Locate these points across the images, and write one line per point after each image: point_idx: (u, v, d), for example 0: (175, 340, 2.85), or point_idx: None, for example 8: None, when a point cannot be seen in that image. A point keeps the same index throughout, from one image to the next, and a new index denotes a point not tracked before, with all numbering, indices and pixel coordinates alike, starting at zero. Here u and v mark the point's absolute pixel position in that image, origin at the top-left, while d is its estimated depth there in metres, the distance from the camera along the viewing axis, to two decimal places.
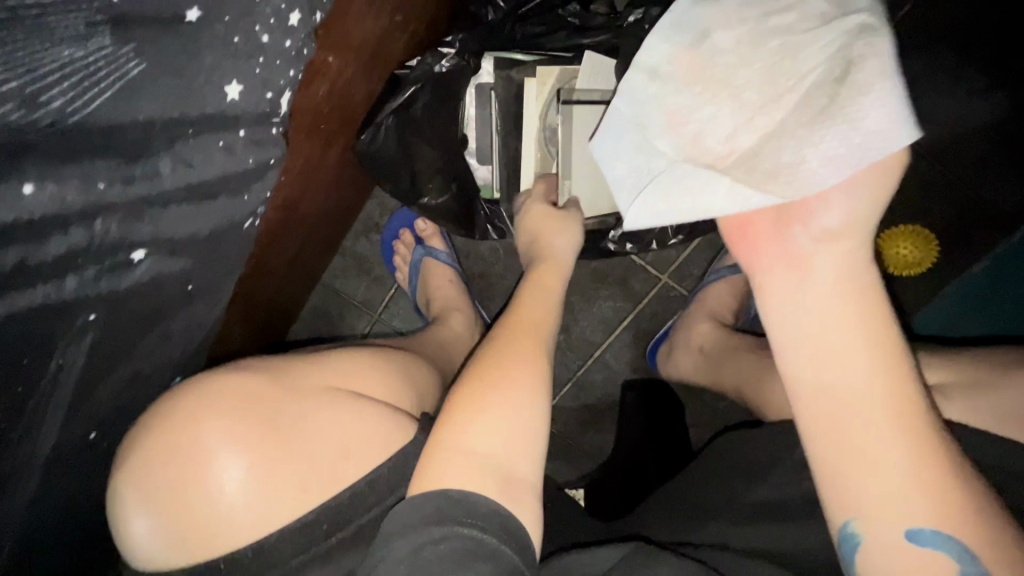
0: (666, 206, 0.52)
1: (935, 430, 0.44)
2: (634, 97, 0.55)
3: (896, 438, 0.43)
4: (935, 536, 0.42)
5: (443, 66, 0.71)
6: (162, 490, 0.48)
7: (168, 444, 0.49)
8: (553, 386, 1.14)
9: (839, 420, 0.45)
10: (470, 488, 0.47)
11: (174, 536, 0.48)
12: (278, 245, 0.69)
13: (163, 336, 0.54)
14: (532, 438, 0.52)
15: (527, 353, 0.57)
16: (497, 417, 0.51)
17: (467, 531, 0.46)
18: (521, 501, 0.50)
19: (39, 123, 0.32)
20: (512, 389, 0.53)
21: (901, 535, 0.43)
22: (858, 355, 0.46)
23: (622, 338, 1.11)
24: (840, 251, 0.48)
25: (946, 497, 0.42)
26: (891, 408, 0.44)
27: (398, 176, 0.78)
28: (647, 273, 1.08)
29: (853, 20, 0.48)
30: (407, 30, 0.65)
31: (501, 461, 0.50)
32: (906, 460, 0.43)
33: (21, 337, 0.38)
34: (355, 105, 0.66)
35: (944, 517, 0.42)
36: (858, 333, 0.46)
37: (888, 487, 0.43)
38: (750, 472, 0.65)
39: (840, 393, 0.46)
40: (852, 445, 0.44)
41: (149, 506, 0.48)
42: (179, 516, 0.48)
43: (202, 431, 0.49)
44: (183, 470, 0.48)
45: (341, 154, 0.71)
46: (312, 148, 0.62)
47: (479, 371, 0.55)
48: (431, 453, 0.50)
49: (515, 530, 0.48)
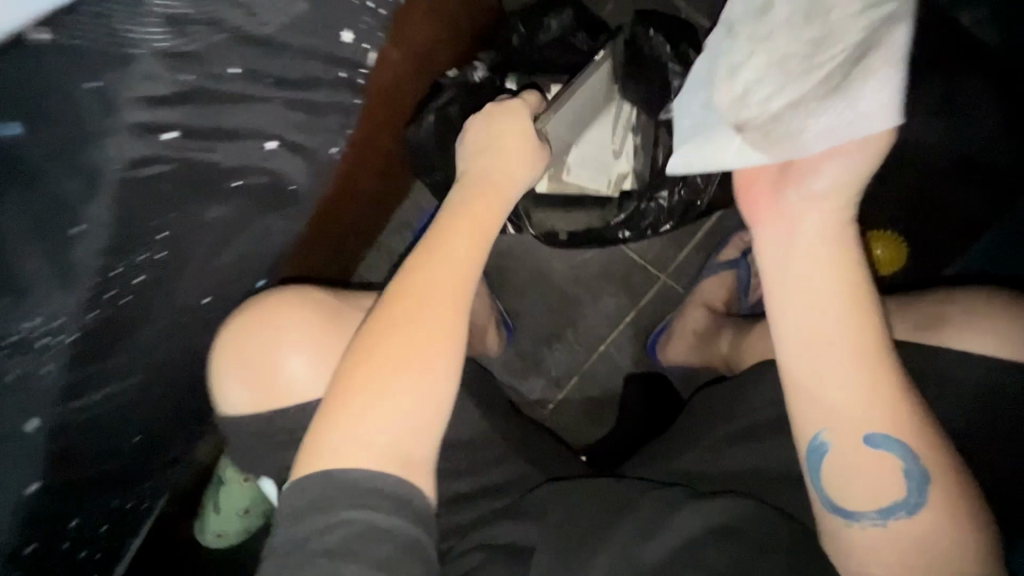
0: (697, 158, 0.65)
1: (898, 360, 0.53)
2: (710, 54, 0.67)
3: (865, 365, 0.52)
4: (886, 441, 0.51)
5: (478, 75, 0.84)
6: (250, 367, 0.59)
7: (256, 323, 0.59)
8: (561, 378, 1.23)
9: (825, 351, 0.53)
10: (352, 470, 0.49)
11: (259, 395, 0.59)
12: (334, 219, 0.81)
13: (267, 233, 0.55)
14: (426, 394, 0.52)
15: (443, 305, 0.54)
16: (387, 396, 0.50)
17: (356, 511, 0.48)
18: (417, 463, 0.51)
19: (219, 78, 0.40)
20: (413, 348, 0.52)
21: (862, 443, 0.52)
22: (843, 300, 0.54)
23: (624, 333, 1.22)
24: (833, 213, 0.55)
25: (904, 411, 0.51)
26: (862, 342, 0.53)
27: (433, 170, 0.87)
28: (647, 271, 1.21)
29: (886, 8, 0.56)
30: (449, 46, 0.83)
31: (398, 428, 0.50)
32: (869, 383, 0.52)
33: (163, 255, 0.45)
34: (404, 103, 0.81)
35: (898, 426, 0.51)
36: (844, 279, 0.54)
37: (855, 405, 0.52)
38: (726, 413, 0.73)
39: (818, 328, 0.54)
40: (827, 372, 0.53)
41: (240, 367, 0.59)
42: (263, 378, 0.59)
43: (284, 316, 0.59)
44: (267, 356, 0.59)
45: (389, 145, 0.85)
46: (370, 128, 0.73)
47: (364, 347, 0.52)
48: (318, 433, 0.51)
49: (406, 511, 0.49)
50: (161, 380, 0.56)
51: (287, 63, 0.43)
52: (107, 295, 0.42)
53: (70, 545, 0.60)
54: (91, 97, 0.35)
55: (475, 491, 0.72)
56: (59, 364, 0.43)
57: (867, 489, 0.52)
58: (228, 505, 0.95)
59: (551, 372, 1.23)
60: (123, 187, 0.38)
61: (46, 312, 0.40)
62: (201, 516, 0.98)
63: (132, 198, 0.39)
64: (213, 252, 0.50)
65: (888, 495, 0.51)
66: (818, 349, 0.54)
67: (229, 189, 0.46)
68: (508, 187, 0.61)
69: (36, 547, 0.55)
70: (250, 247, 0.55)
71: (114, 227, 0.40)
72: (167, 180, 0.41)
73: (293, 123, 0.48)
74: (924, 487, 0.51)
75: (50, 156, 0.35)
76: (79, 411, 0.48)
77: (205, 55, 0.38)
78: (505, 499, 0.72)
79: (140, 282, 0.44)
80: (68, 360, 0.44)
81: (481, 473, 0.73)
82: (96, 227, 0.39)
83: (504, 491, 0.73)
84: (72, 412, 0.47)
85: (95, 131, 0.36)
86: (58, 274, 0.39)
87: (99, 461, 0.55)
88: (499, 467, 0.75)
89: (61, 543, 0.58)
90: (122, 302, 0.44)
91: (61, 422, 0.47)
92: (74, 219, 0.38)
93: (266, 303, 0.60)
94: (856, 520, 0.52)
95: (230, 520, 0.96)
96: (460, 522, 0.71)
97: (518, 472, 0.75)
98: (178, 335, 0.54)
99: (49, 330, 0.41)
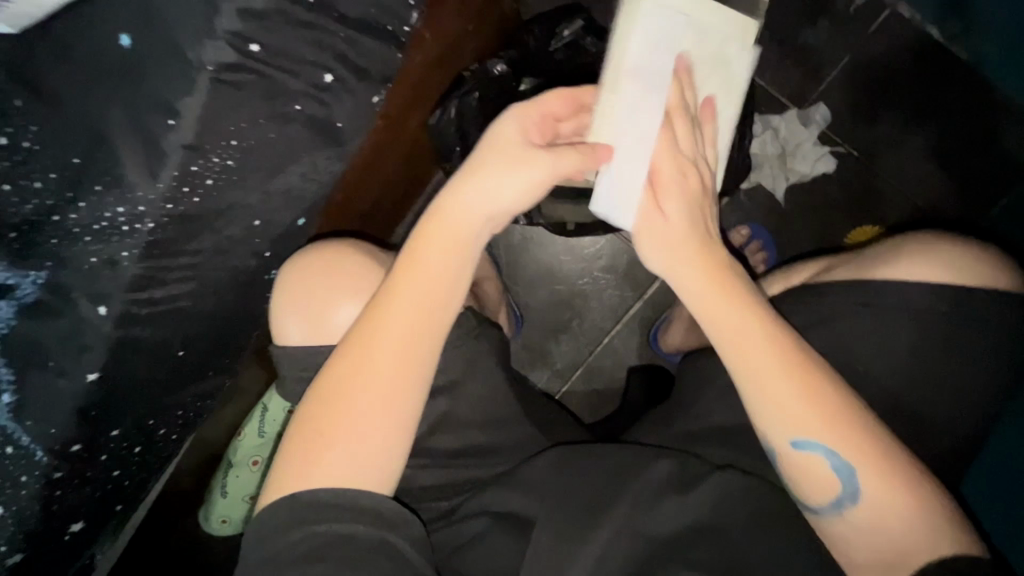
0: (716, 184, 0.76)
1: (807, 365, 0.57)
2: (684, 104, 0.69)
3: (788, 378, 0.56)
4: (813, 444, 0.56)
5: (498, 69, 0.91)
6: (311, 302, 0.65)
7: (324, 261, 0.66)
8: (566, 370, 1.24)
9: (736, 372, 0.58)
10: (320, 487, 0.54)
11: (316, 329, 0.65)
12: (356, 194, 0.86)
13: (319, 171, 0.60)
14: (398, 428, 0.57)
15: (399, 350, 0.57)
16: (354, 427, 0.56)
17: (321, 526, 0.53)
18: (375, 474, 0.56)
19: (290, 10, 0.48)
20: (368, 395, 0.56)
21: (790, 447, 0.57)
22: (740, 323, 0.58)
23: (629, 325, 1.22)
24: (696, 241, 0.60)
25: (818, 415, 0.55)
26: (782, 358, 0.57)
27: (452, 156, 0.95)
28: (650, 266, 1.22)
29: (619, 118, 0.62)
30: (474, 41, 0.91)
31: (367, 447, 0.56)
32: (792, 397, 0.56)
33: (222, 172, 0.52)
34: (432, 87, 0.88)
35: (819, 428, 0.55)
36: (730, 300, 0.59)
37: (790, 419, 0.56)
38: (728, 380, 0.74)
39: (743, 349, 0.57)
40: (761, 389, 0.57)
41: (299, 308, 0.65)
42: (319, 315, 0.64)
43: (346, 261, 0.67)
44: (326, 297, 0.65)
45: (415, 129, 0.91)
46: (396, 107, 0.80)
47: (327, 389, 0.56)
48: (285, 455, 0.57)
49: (384, 515, 0.55)
50: (195, 312, 0.60)
51: (347, 1, 0.51)
52: (183, 187, 0.50)
53: (107, 458, 0.63)
54: (202, 10, 0.46)
55: (483, 445, 0.74)
56: (135, 250, 0.51)
57: (815, 485, 0.57)
58: (238, 489, 1.01)
59: (556, 363, 1.24)
60: (212, 89, 0.47)
61: (136, 191, 0.49)
62: (210, 501, 1.02)
63: (214, 98, 0.48)
64: (272, 175, 0.56)
65: (831, 488, 0.56)
66: (736, 375, 0.58)
67: (291, 114, 0.53)
68: (478, 228, 0.58)
69: (81, 445, 0.59)
70: (304, 181, 0.59)
71: (200, 125, 0.48)
72: (249, 94, 0.49)
73: (353, 67, 0.55)
74: (857, 476, 0.55)
75: (169, 57, 0.47)
76: (140, 305, 0.54)
77: None
78: (511, 457, 0.74)
79: (211, 182, 0.52)
80: (143, 245, 0.51)
81: (487, 431, 0.74)
82: (186, 121, 0.48)
83: (511, 449, 0.74)
84: (136, 304, 0.54)
85: (197, 33, 0.46)
86: (152, 158, 0.49)
87: (148, 368, 0.60)
88: (502, 427, 0.75)
89: (101, 451, 0.62)
90: (193, 202, 0.51)
91: (127, 311, 0.54)
92: (170, 111, 0.48)
93: (331, 250, 0.67)
94: (819, 512, 0.57)
95: (236, 507, 1.02)
96: (468, 475, 0.72)
97: (525, 432, 0.76)
98: (233, 254, 0.59)
99: (134, 214, 0.50)
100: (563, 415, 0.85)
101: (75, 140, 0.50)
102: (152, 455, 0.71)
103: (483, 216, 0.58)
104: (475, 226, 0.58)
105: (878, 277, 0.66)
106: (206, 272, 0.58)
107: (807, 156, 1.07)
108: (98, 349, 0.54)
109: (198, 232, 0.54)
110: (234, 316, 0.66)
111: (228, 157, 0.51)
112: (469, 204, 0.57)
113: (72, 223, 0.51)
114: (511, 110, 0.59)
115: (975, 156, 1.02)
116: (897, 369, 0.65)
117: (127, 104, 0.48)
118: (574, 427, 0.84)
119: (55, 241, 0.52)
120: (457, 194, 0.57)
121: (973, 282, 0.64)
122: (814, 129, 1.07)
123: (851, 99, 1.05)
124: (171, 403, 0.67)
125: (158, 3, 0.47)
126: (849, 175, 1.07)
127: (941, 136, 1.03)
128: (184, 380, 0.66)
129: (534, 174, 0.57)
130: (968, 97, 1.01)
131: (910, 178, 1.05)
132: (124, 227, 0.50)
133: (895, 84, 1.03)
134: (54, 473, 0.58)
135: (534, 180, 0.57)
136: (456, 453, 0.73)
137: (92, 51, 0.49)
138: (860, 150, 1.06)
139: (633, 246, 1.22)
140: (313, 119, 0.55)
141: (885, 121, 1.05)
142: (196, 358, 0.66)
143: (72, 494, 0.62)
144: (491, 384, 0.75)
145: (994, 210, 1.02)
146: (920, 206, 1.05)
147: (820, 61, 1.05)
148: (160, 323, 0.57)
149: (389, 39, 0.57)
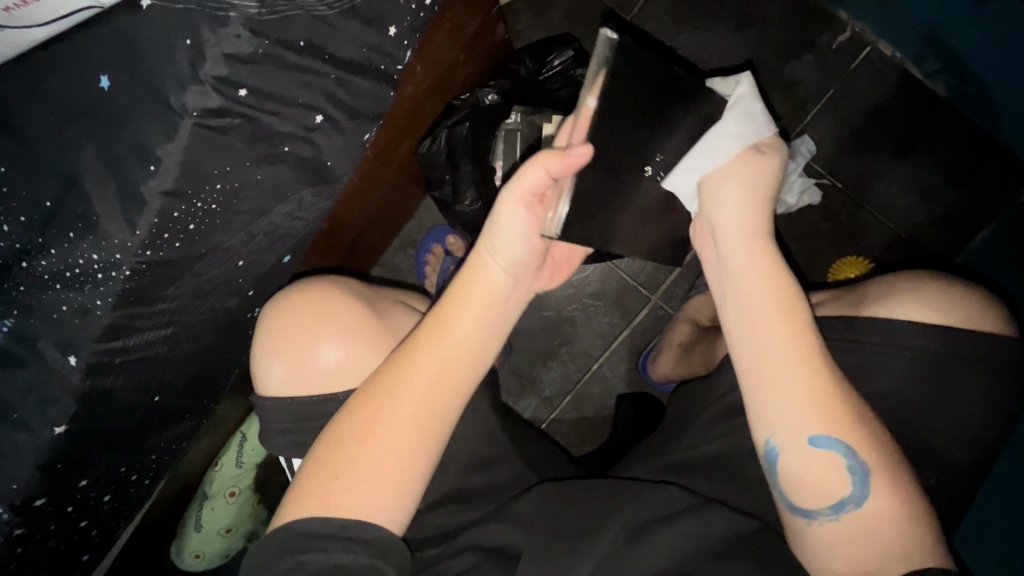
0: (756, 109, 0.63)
1: (829, 366, 0.55)
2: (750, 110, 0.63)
3: (811, 376, 0.54)
4: (832, 441, 0.53)
5: (490, 97, 0.88)
6: (292, 349, 0.63)
7: (302, 304, 0.64)
8: (554, 398, 1.15)
9: (755, 359, 0.56)
10: (313, 519, 0.53)
11: (299, 374, 0.63)
12: (342, 225, 0.82)
13: (305, 208, 0.58)
14: (407, 477, 0.55)
15: (424, 410, 0.55)
16: (379, 452, 0.54)
17: (311, 555, 0.51)
18: (385, 507, 0.54)
19: (282, 55, 0.46)
20: (387, 443, 0.55)
21: (807, 441, 0.54)
22: (764, 297, 0.57)
23: (618, 352, 1.14)
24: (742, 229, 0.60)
25: (839, 416, 0.53)
26: (805, 354, 0.55)
27: (443, 183, 0.92)
28: (638, 293, 1.13)
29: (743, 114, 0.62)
30: (466, 70, 0.88)
31: (381, 472, 0.54)
32: (811, 390, 0.54)
33: (204, 216, 0.49)
34: (424, 116, 0.86)
35: (844, 434, 0.53)
36: (767, 288, 0.57)
37: (811, 413, 0.54)
38: (720, 423, 0.69)
39: (762, 335, 0.56)
40: (781, 378, 0.55)
41: (282, 354, 0.63)
42: (299, 357, 0.63)
43: (328, 297, 0.65)
44: (308, 342, 0.63)
45: (404, 156, 0.88)
46: (390, 138, 0.78)
47: (352, 415, 0.55)
48: (298, 490, 0.55)
49: (378, 539, 0.53)
50: (171, 356, 0.57)
51: (337, 42, 0.49)
52: (162, 234, 0.48)
53: (74, 509, 0.59)
54: (187, 56, 0.44)
55: (468, 491, 0.68)
56: (108, 298, 0.49)
57: (819, 490, 0.54)
58: (213, 522, 0.96)
59: (544, 388, 1.14)
60: (194, 135, 0.45)
61: (113, 238, 0.47)
62: (183, 534, 0.97)
63: (195, 143, 0.46)
64: (255, 218, 0.53)
65: (835, 491, 0.53)
66: (759, 371, 0.56)
67: (280, 156, 0.51)
68: (508, 297, 0.59)
69: (45, 499, 0.55)
70: (290, 220, 0.57)
71: (180, 171, 0.46)
72: (235, 139, 0.47)
73: (344, 107, 0.53)
74: (868, 480, 0.53)
75: (150, 103, 0.45)
76: (113, 354, 0.52)
77: (278, 28, 0.45)
78: (498, 502, 0.68)
79: (193, 228, 0.49)
80: (118, 294, 0.49)
81: (476, 473, 0.69)
82: (167, 168, 0.46)
83: (497, 493, 0.69)
84: (107, 353, 0.51)
85: (181, 78, 0.44)
86: (130, 205, 0.46)
87: (120, 416, 0.57)
88: (488, 471, 0.69)
89: (67, 502, 0.58)
90: (174, 247, 0.49)
91: (97, 362, 0.51)
92: (150, 158, 0.46)
93: (315, 291, 0.65)
94: (815, 518, 0.54)
95: (210, 539, 0.97)
96: (455, 523, 0.67)
97: (514, 473, 0.70)
98: (212, 295, 0.57)
99: (108, 262, 0.48)
100: (555, 450, 0.80)
101: (48, 186, 0.49)
102: (124, 503, 0.66)
103: (506, 284, 0.58)
104: (503, 303, 0.59)
105: (863, 315, 0.65)
106: (183, 312, 0.55)
107: (793, 188, 1.00)
108: (61, 402, 0.51)
109: (182, 275, 0.52)
110: (208, 357, 0.63)
111: (210, 203, 0.49)
112: (492, 274, 0.58)
113: (42, 271, 0.49)
114: (511, 196, 0.55)
115: (960, 184, 1.01)
116: (892, 397, 0.62)
117: (109, 151, 0.47)
118: (568, 467, 0.78)
119: (24, 290, 0.50)
120: (484, 260, 0.58)
121: (964, 324, 0.62)
122: (802, 159, 0.99)
123: (839, 129, 1.04)
124: (135, 449, 0.62)
125: (142, 50, 0.45)
126: (839, 205, 1.05)
127: (925, 169, 1.02)
128: (149, 426, 0.61)
129: (529, 280, 0.61)
130: (952, 132, 1.01)
131: (898, 204, 1.03)
132: (98, 274, 0.48)
133: (882, 114, 1.03)
134: (14, 530, 0.55)
135: (529, 278, 0.60)
136: (442, 499, 0.68)
137: (73, 94, 0.48)
138: (842, 181, 1.05)
139: (619, 268, 1.13)
140: (300, 160, 0.53)
141: (875, 151, 1.04)
142: (163, 403, 0.61)
143: (35, 549, 0.58)
144: (476, 426, 0.69)
145: (981, 238, 1.01)
146: (906, 233, 1.04)
147: (805, 95, 1.05)
148: (128, 368, 0.54)
149: (382, 77, 0.55)
